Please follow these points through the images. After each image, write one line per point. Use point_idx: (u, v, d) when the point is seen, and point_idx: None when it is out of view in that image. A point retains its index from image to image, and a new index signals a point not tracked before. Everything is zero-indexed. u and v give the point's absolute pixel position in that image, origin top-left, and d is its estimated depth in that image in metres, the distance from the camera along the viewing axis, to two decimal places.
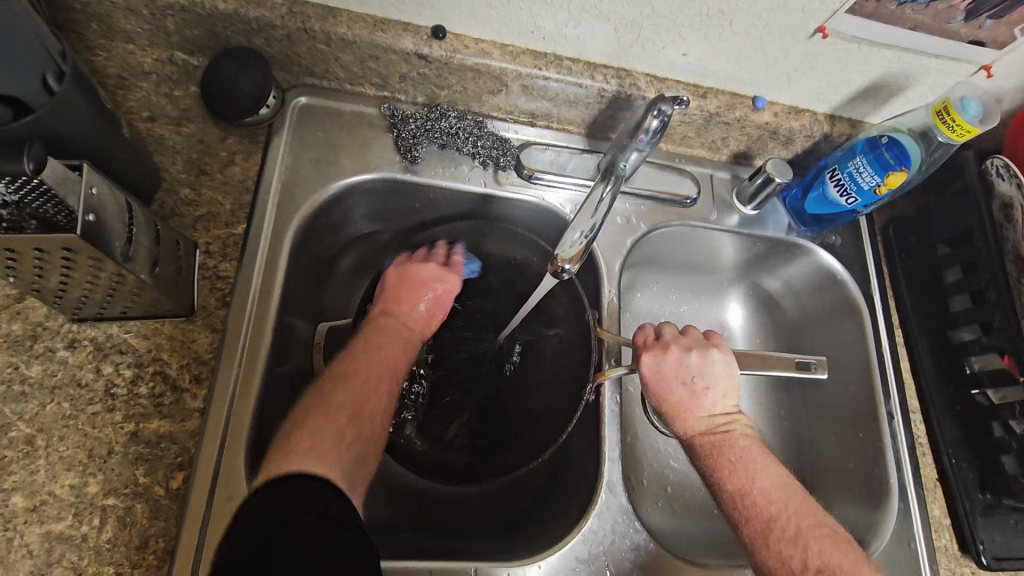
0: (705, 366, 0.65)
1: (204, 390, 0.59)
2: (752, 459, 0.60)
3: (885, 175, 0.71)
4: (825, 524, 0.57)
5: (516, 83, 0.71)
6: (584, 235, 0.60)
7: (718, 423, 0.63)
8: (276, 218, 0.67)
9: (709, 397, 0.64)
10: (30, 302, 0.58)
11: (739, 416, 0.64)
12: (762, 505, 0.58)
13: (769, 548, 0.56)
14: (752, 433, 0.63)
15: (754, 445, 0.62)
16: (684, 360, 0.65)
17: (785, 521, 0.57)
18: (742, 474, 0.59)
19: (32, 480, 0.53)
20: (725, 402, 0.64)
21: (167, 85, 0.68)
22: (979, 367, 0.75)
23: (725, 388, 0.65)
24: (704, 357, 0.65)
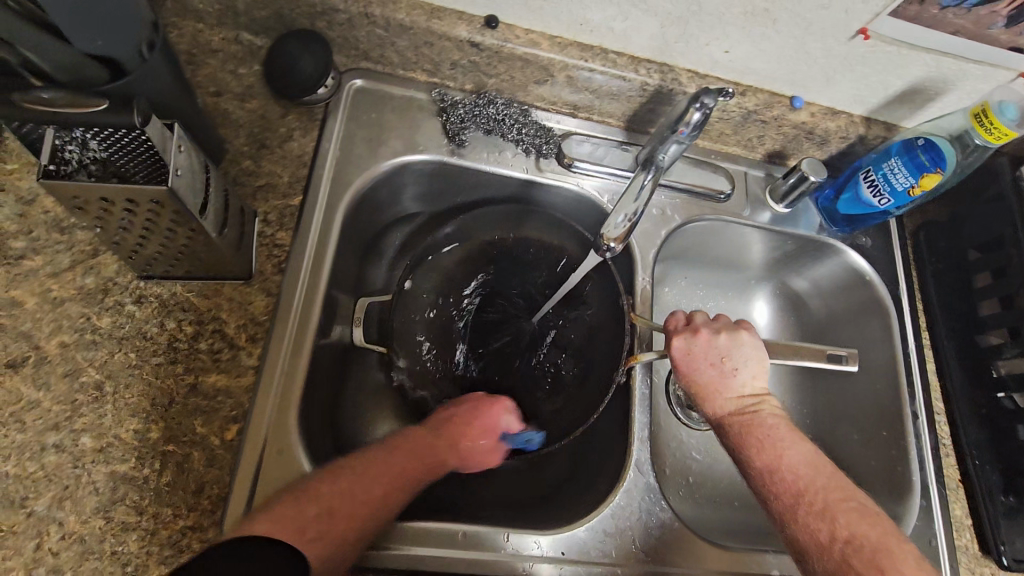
0: (734, 348, 0.67)
1: (259, 349, 0.62)
2: (779, 437, 0.62)
3: (919, 177, 0.72)
4: (853, 498, 0.59)
5: (561, 74, 0.74)
6: (627, 220, 0.64)
7: (746, 404, 0.65)
8: (329, 192, 0.70)
9: (737, 378, 0.66)
10: (103, 258, 0.61)
11: (768, 396, 0.66)
12: (791, 480, 0.59)
13: (798, 523, 0.58)
14: (780, 413, 0.65)
15: (782, 425, 0.63)
16: (713, 342, 0.67)
17: (812, 495, 0.59)
18: (770, 450, 0.61)
19: (99, 422, 0.57)
20: (753, 383, 0.66)
21: (233, 63, 0.72)
22: (1007, 371, 0.76)
23: (754, 369, 0.67)
24: (733, 339, 0.67)
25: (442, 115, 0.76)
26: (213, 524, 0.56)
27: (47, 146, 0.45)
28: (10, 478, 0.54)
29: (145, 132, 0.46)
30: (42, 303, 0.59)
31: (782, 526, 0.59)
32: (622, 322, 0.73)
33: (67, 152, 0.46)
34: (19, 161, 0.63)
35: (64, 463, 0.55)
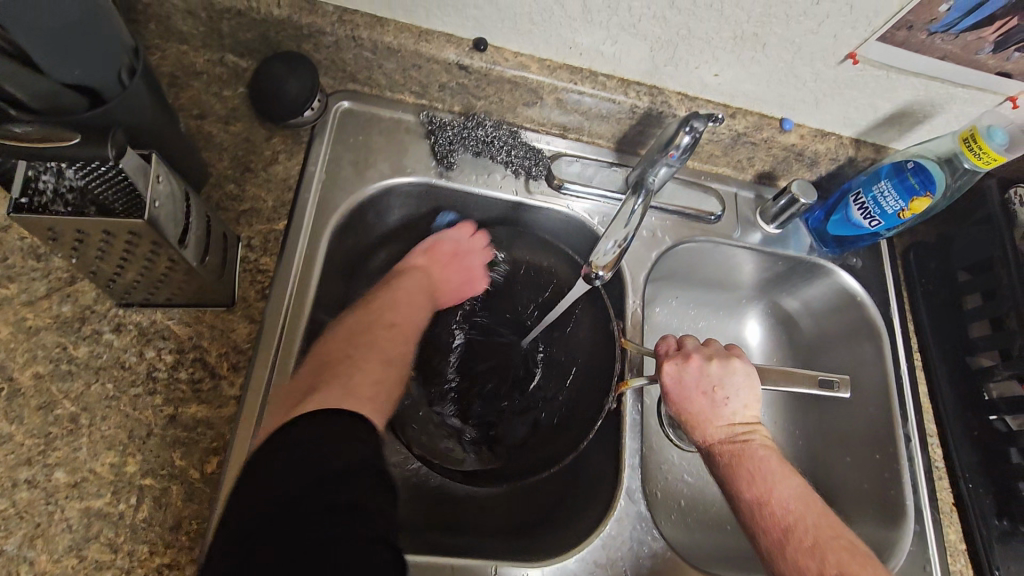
0: (725, 377, 0.66)
1: (241, 378, 0.61)
2: (770, 469, 0.61)
3: (910, 200, 0.72)
4: (844, 536, 0.58)
5: (550, 96, 0.73)
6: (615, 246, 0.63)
7: (737, 433, 0.64)
8: (315, 215, 0.69)
9: (729, 408, 0.65)
10: (80, 285, 0.60)
11: (759, 427, 0.65)
12: (780, 515, 0.59)
13: (787, 559, 0.57)
14: (771, 444, 0.64)
15: (773, 456, 0.62)
16: (705, 369, 0.66)
17: (801, 531, 0.58)
18: (760, 483, 0.60)
19: (74, 456, 0.55)
20: (745, 413, 0.65)
21: (217, 85, 0.71)
22: (999, 393, 0.76)
23: (745, 399, 0.66)
24: (725, 367, 0.67)
25: (431, 136, 0.75)
26: (191, 561, 0.55)
27: (20, 177, 0.44)
28: None
29: (119, 165, 0.45)
30: (16, 333, 0.57)
31: (770, 561, 0.58)
32: (611, 346, 0.72)
33: (41, 183, 0.45)
34: None
35: (37, 500, 0.53)
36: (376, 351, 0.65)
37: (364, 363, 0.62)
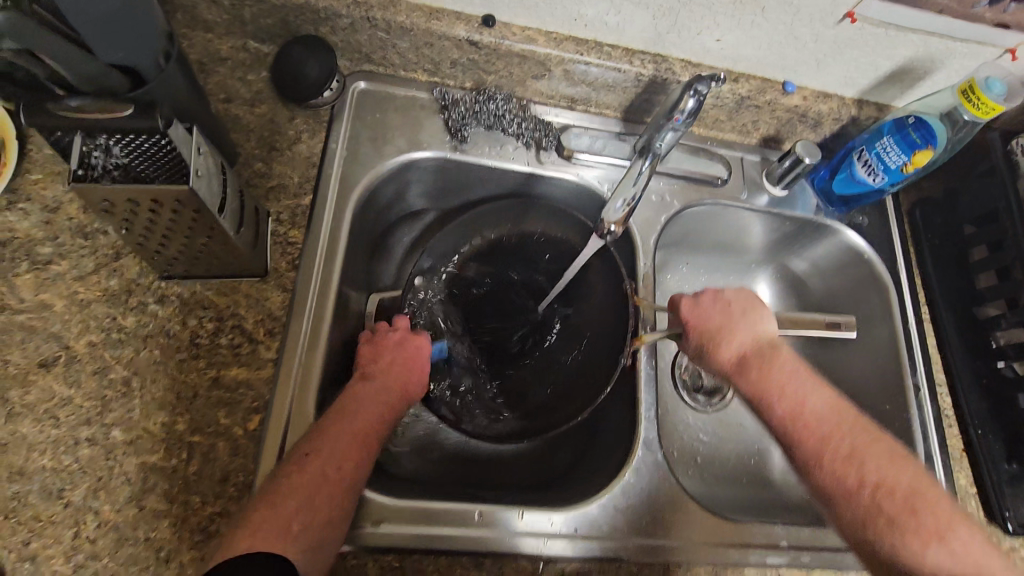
0: (741, 303, 0.69)
1: (277, 342, 0.65)
2: (800, 383, 0.64)
3: (911, 154, 0.74)
4: (878, 437, 0.61)
5: (558, 68, 0.76)
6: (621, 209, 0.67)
7: (761, 349, 0.67)
8: (338, 189, 0.72)
9: (748, 331, 0.68)
10: (125, 260, 0.64)
11: (781, 347, 0.68)
12: (813, 427, 0.62)
13: (827, 469, 0.60)
14: (794, 358, 0.67)
15: (798, 370, 0.65)
16: (722, 296, 0.70)
17: (838, 441, 0.61)
18: (788, 400, 0.63)
19: (128, 417, 0.60)
20: (767, 335, 0.68)
21: (241, 70, 0.74)
22: (1005, 341, 0.78)
23: (763, 322, 0.69)
24: (738, 294, 0.70)
25: (444, 112, 0.78)
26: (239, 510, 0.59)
27: (76, 152, 0.48)
28: (47, 471, 0.56)
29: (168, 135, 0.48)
30: (70, 306, 0.61)
31: (810, 471, 0.62)
32: (625, 304, 0.75)
33: (93, 158, 0.49)
34: (44, 170, 0.65)
35: (97, 456, 0.58)
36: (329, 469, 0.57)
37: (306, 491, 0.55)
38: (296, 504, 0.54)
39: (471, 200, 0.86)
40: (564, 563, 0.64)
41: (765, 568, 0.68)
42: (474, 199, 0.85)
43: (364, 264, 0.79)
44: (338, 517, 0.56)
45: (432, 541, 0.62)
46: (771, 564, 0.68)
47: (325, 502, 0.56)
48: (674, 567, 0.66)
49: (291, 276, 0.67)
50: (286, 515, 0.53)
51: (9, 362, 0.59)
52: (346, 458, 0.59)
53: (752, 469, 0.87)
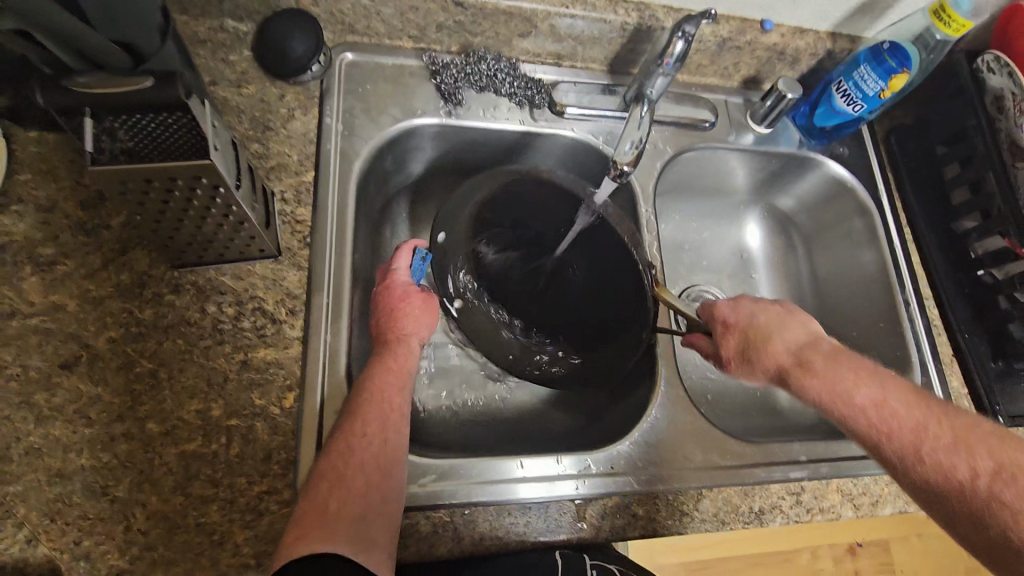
0: (760, 305, 0.70)
1: (300, 320, 0.65)
2: (865, 378, 0.62)
3: (888, 79, 0.78)
4: (976, 423, 0.57)
5: (544, 24, 0.76)
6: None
7: (808, 344, 0.66)
8: (340, 163, 0.72)
9: (772, 345, 0.66)
10: (133, 253, 0.63)
11: (815, 348, 0.65)
12: (903, 437, 0.58)
13: (926, 464, 0.56)
14: (842, 350, 0.65)
15: (861, 365, 0.63)
16: (738, 307, 0.71)
17: (932, 432, 0.57)
18: (836, 404, 0.62)
19: (161, 408, 0.59)
20: (793, 345, 0.66)
21: (222, 51, 0.72)
22: (983, 250, 0.83)
23: (789, 326, 0.68)
24: (744, 296, 0.72)
25: (435, 77, 0.78)
26: (287, 486, 0.59)
27: (87, 136, 0.46)
28: (87, 469, 0.56)
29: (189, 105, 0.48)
30: (83, 304, 0.60)
31: (899, 472, 0.58)
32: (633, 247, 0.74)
33: (100, 143, 0.47)
34: (33, 169, 0.63)
35: (136, 449, 0.57)
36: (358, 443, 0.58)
37: (342, 467, 0.56)
38: (332, 485, 0.55)
39: (469, 167, 0.86)
40: (605, 500, 0.67)
41: (789, 482, 0.72)
42: (471, 165, 0.86)
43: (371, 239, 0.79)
44: (381, 492, 0.56)
45: (478, 496, 0.63)
46: (794, 478, 0.72)
47: (361, 480, 0.56)
48: (706, 491, 0.70)
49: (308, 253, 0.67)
50: (321, 501, 0.53)
51: (30, 366, 0.57)
52: (373, 437, 0.59)
53: (760, 400, 0.91)
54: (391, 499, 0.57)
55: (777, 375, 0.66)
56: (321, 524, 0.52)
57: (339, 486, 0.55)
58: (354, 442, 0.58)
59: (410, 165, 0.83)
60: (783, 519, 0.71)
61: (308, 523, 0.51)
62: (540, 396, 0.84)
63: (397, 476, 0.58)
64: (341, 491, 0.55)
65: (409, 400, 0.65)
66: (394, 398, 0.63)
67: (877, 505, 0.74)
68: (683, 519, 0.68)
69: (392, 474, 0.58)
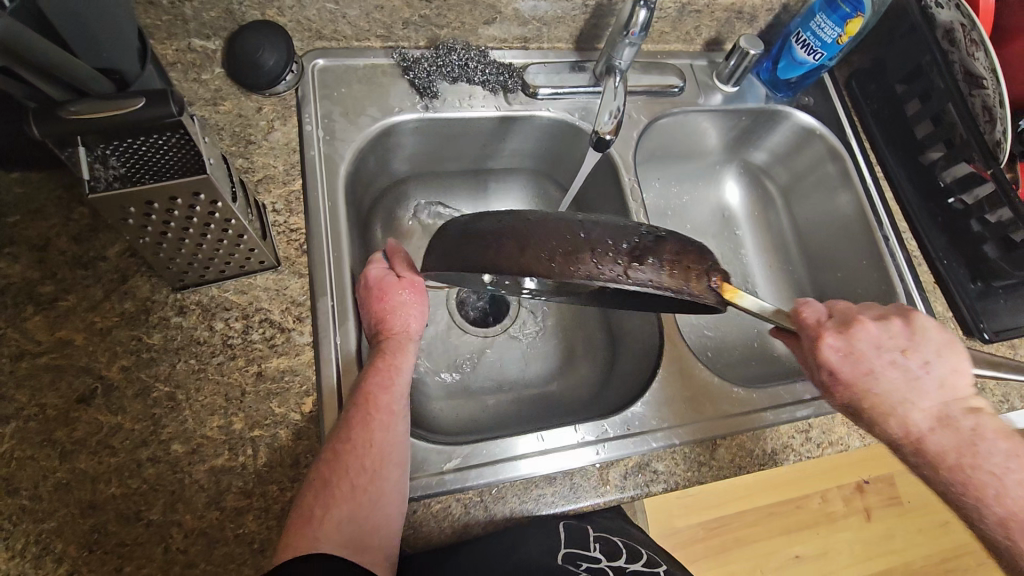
0: (881, 354, 0.62)
1: (308, 325, 0.66)
2: (1014, 475, 0.57)
3: (844, 25, 0.80)
4: None
5: (508, 9, 0.78)
6: (651, 277, 0.50)
7: (947, 417, 0.60)
8: (326, 167, 0.73)
9: (892, 418, 0.61)
10: (135, 280, 0.63)
11: (948, 425, 0.60)
12: None
13: None
14: (996, 426, 0.59)
15: (1010, 452, 0.58)
16: (858, 349, 0.62)
17: None
18: (963, 495, 0.58)
19: (184, 428, 0.60)
20: (921, 419, 0.60)
21: (193, 71, 0.72)
22: (951, 178, 0.86)
23: (919, 393, 0.61)
24: (863, 332, 0.63)
25: (408, 73, 0.79)
26: None
27: (81, 164, 0.46)
28: (118, 497, 0.56)
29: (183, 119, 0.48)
30: (91, 337, 0.60)
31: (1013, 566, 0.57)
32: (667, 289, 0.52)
33: (95, 171, 0.47)
34: (20, 210, 0.63)
35: (165, 471, 0.58)
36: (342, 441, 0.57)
37: (329, 467, 0.56)
38: (319, 488, 0.55)
39: (450, 159, 0.88)
40: (626, 461, 0.69)
41: (797, 421, 0.75)
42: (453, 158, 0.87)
43: (363, 241, 0.80)
44: (373, 493, 0.56)
45: (505, 473, 0.65)
46: (802, 417, 0.75)
47: (349, 482, 0.55)
48: (720, 440, 0.72)
49: (309, 260, 0.68)
50: (309, 505, 0.54)
51: (46, 404, 0.57)
52: (360, 441, 0.57)
53: (758, 350, 0.94)
54: (383, 496, 0.56)
55: (903, 441, 0.61)
56: (309, 533, 0.52)
57: (327, 492, 0.55)
58: (341, 447, 0.57)
59: (393, 164, 0.84)
60: (796, 457, 0.74)
61: (300, 531, 0.52)
62: (547, 373, 0.86)
63: (392, 475, 0.58)
64: (334, 498, 0.54)
65: (400, 392, 0.62)
66: (381, 394, 0.61)
67: None
68: (702, 469, 0.70)
69: (386, 467, 0.58)
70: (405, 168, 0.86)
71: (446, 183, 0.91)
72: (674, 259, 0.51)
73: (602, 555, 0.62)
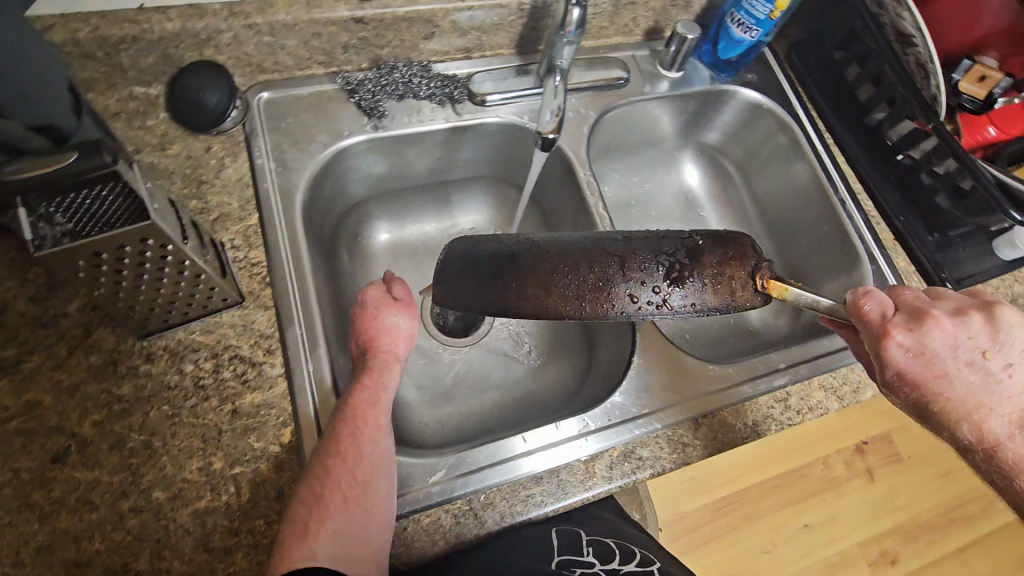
0: (958, 355, 0.55)
1: (280, 357, 0.66)
2: None
3: (773, 2, 0.80)
4: None
5: (445, 22, 0.79)
6: (688, 298, 0.51)
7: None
8: (281, 197, 0.73)
9: (964, 422, 0.55)
10: (99, 333, 0.63)
11: None
12: None
13: None
14: None
15: None
16: (928, 346, 0.56)
17: None
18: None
19: (163, 475, 0.59)
20: (1000, 424, 0.54)
21: (138, 119, 0.72)
22: (898, 136, 0.89)
23: (1000, 397, 0.54)
24: (938, 329, 0.56)
25: (354, 96, 0.79)
26: None
27: (24, 225, 0.46)
28: (103, 552, 0.56)
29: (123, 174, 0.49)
30: (59, 395, 0.60)
31: None
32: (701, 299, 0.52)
33: (40, 229, 0.47)
34: None
35: (148, 521, 0.57)
36: (330, 458, 0.57)
37: (317, 483, 0.56)
38: (311, 505, 0.55)
39: (406, 176, 0.88)
40: (611, 452, 0.69)
41: (775, 391, 0.76)
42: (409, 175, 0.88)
43: (328, 267, 0.80)
44: (359, 509, 0.55)
45: (491, 478, 0.65)
46: (779, 386, 0.76)
47: (336, 496, 0.55)
48: (702, 419, 0.73)
49: (273, 291, 0.68)
50: (299, 520, 0.54)
51: (21, 469, 0.57)
52: (345, 457, 0.57)
53: (732, 325, 0.95)
54: (374, 508, 0.56)
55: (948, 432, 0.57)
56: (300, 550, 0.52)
57: (316, 511, 0.54)
58: (326, 464, 0.57)
59: (350, 187, 0.84)
60: (778, 426, 0.75)
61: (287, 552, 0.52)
62: (528, 376, 0.86)
63: (379, 489, 0.57)
64: (324, 518, 0.54)
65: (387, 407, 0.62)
66: (370, 408, 0.61)
67: (859, 392, 0.78)
68: (686, 450, 0.71)
69: (374, 479, 0.57)
70: (362, 189, 0.87)
71: (406, 199, 0.92)
72: (714, 273, 0.52)
73: (595, 559, 0.65)
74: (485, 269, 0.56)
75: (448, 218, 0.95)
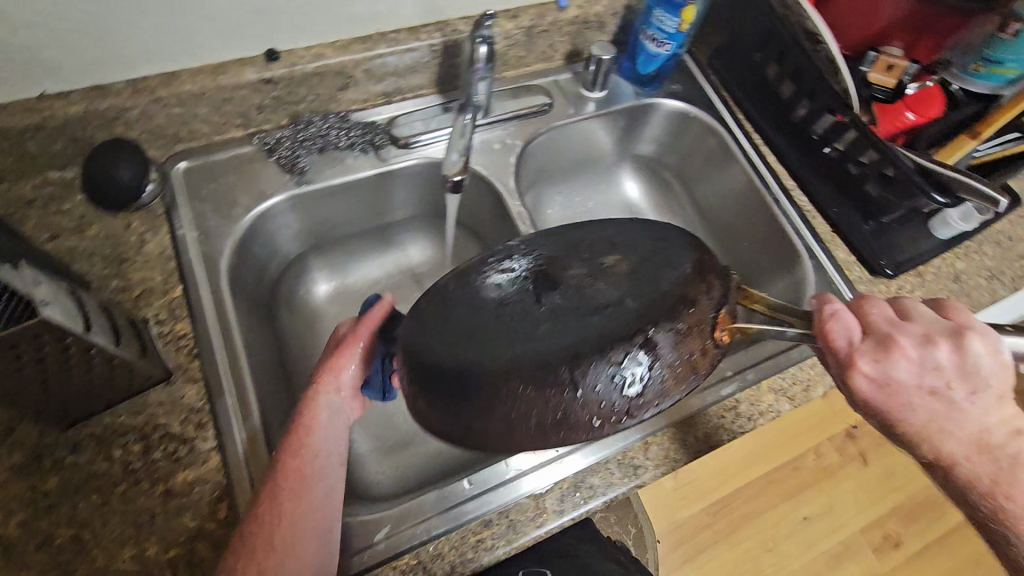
0: (923, 382, 0.54)
1: (211, 430, 0.65)
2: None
3: (680, 14, 0.82)
4: None
5: (358, 71, 0.79)
6: (659, 381, 0.45)
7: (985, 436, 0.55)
8: (205, 265, 0.73)
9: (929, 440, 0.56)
10: (20, 428, 0.61)
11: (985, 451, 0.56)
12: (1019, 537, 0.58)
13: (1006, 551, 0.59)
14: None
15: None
16: (900, 374, 0.54)
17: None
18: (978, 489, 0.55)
19: (94, 568, 0.57)
20: (957, 446, 0.56)
21: (53, 204, 0.72)
22: (820, 129, 0.88)
23: (957, 420, 0.55)
24: (904, 360, 0.54)
25: (278, 155, 0.80)
26: None
27: None
28: None
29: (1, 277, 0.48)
30: None
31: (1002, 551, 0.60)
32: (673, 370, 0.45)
33: None
34: None
35: None
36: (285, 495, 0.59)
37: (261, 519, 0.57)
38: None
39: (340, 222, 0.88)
40: (560, 483, 0.68)
41: (724, 400, 0.75)
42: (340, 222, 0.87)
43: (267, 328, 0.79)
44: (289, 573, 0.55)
45: (436, 528, 0.65)
46: (727, 395, 0.75)
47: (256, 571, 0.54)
48: (652, 438, 0.71)
49: (207, 364, 0.68)
50: None
51: None
52: (276, 516, 0.58)
53: None
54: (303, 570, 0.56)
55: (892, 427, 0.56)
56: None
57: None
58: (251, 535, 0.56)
59: (291, 231, 0.84)
60: (731, 436, 0.73)
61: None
62: None
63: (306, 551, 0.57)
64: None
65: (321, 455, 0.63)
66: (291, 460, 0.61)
67: (810, 390, 0.77)
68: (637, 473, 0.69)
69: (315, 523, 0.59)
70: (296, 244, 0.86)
71: (341, 246, 0.91)
72: (674, 360, 0.45)
73: None
74: (431, 397, 0.49)
75: (397, 258, 0.96)
